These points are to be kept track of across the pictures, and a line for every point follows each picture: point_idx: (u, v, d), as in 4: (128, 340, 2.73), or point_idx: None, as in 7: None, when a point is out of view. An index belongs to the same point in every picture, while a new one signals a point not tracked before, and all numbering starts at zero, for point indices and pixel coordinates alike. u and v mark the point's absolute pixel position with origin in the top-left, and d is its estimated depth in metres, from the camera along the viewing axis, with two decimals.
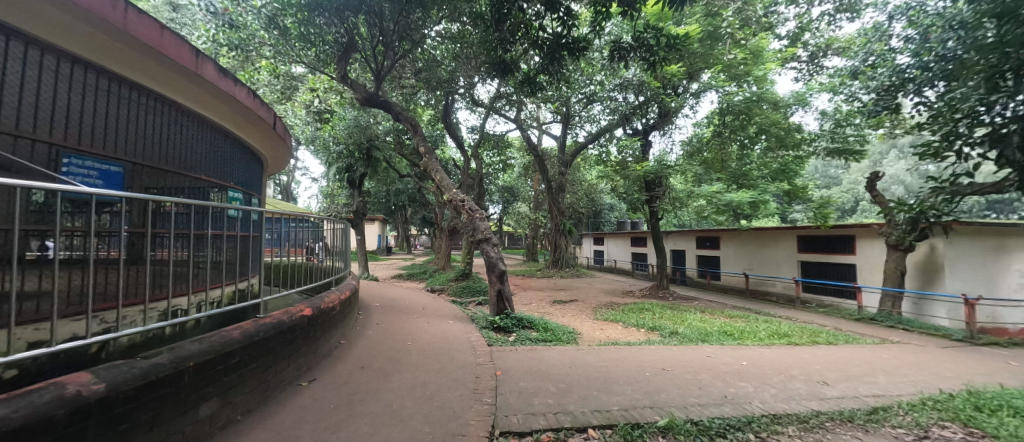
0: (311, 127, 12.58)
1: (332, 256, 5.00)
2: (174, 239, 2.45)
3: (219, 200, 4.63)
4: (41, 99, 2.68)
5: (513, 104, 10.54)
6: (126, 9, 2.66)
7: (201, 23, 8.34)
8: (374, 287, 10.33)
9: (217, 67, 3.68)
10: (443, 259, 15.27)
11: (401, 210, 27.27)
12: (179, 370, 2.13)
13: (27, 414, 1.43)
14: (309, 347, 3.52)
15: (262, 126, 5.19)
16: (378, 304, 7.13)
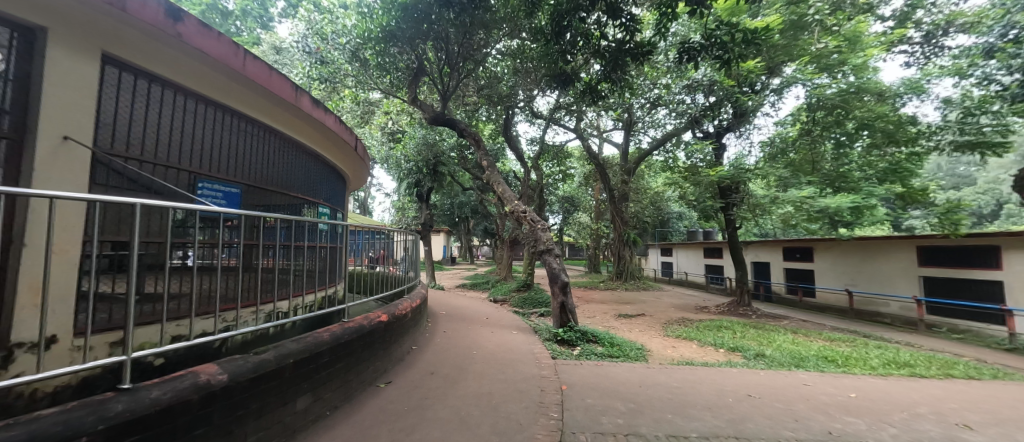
0: (386, 147, 13.80)
1: (404, 266, 5.37)
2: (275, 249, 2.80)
3: (310, 215, 5.22)
4: (191, 138, 3.33)
5: (573, 114, 10.51)
6: (245, 56, 3.28)
7: (299, 63, 9.70)
8: (441, 295, 10.83)
9: (313, 99, 4.28)
10: (505, 270, 15.52)
11: (464, 222, 28.44)
12: (281, 366, 2.41)
13: (171, 397, 1.77)
14: (385, 350, 3.78)
15: (347, 149, 5.87)
16: (445, 313, 7.45)
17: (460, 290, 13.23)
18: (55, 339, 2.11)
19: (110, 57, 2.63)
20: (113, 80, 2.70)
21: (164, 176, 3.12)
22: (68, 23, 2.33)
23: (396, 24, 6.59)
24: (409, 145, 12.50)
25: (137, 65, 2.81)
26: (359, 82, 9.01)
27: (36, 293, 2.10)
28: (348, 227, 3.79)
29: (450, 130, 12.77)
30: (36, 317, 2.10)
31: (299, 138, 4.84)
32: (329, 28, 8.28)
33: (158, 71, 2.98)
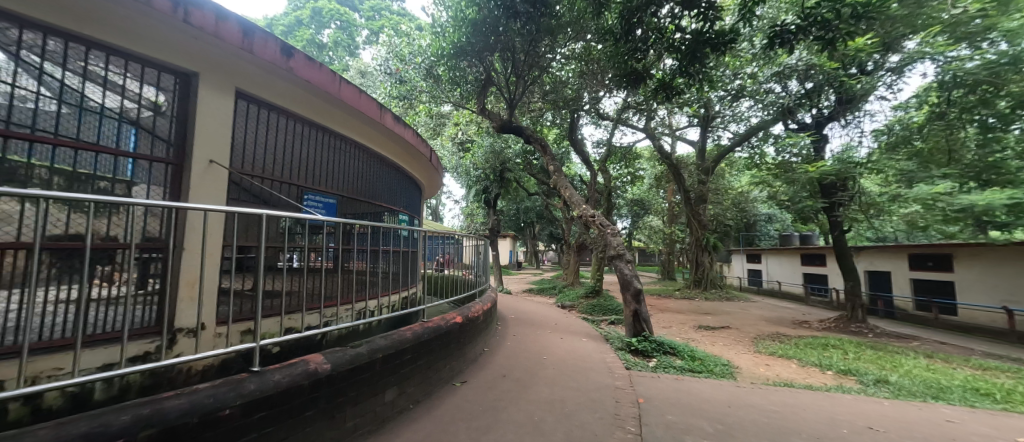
0: (456, 157, 14.57)
1: (476, 271, 5.57)
2: (359, 252, 3.09)
3: (390, 221, 5.66)
4: (306, 159, 3.89)
5: (643, 113, 10.07)
6: (341, 83, 3.83)
7: (382, 84, 10.75)
8: (509, 300, 11.00)
9: (393, 115, 4.77)
10: (573, 276, 15.28)
11: (528, 227, 28.71)
12: (372, 359, 2.66)
13: (287, 381, 2.12)
14: (460, 351, 3.94)
15: (424, 161, 6.37)
16: (513, 317, 7.56)
17: (528, 295, 13.32)
18: (204, 326, 2.58)
19: (242, 93, 3.21)
20: (244, 112, 3.28)
21: (283, 191, 3.66)
22: (209, 67, 2.92)
23: (466, 40, 6.96)
24: (477, 154, 12.90)
25: (261, 99, 3.37)
26: (432, 97, 9.61)
27: (191, 287, 2.59)
28: (421, 232, 3.98)
29: (516, 137, 13.01)
30: (191, 308, 2.59)
31: (386, 155, 5.37)
32: (407, 50, 9.03)
33: (278, 103, 3.53)
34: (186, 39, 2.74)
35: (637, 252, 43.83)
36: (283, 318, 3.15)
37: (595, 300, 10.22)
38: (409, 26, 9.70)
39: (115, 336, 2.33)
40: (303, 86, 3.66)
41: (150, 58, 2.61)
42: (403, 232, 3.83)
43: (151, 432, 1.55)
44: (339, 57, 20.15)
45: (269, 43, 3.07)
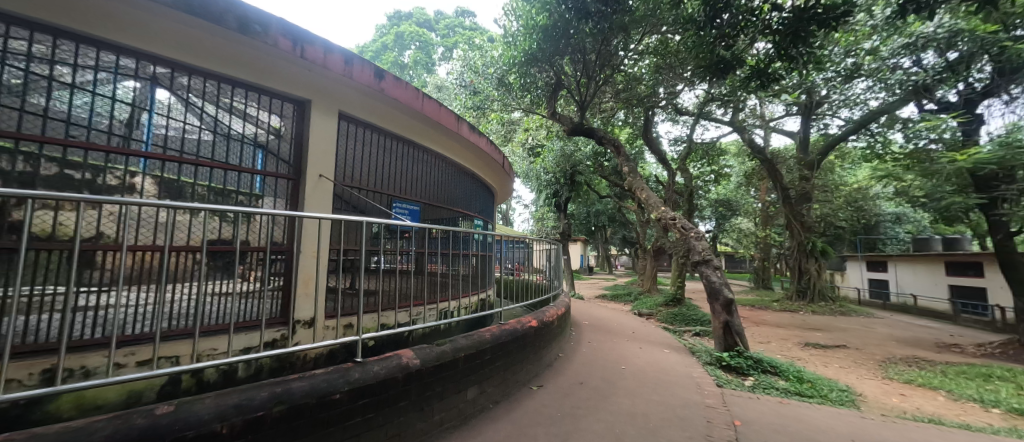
0: (526, 162, 14.83)
1: (550, 276, 5.56)
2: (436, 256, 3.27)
3: (466, 226, 5.86)
4: (396, 170, 4.31)
5: (729, 105, 9.21)
6: (424, 99, 4.20)
7: (458, 96, 11.42)
8: (582, 305, 10.77)
9: (470, 125, 5.05)
10: (650, 282, 14.44)
11: (599, 231, 27.93)
12: (456, 357, 2.80)
13: (383, 373, 2.35)
14: (536, 355, 3.96)
15: (497, 167, 6.61)
16: (588, 323, 7.39)
17: (602, 301, 12.92)
18: (316, 319, 2.99)
19: (345, 115, 3.69)
20: (347, 132, 3.78)
21: (378, 200, 4.05)
22: (320, 95, 3.44)
23: (538, 46, 7.07)
24: (547, 158, 12.86)
25: (361, 120, 3.84)
26: (503, 105, 9.92)
27: (305, 286, 3.03)
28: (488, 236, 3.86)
29: (586, 139, 12.76)
30: (307, 303, 3.02)
31: (464, 164, 5.68)
32: (481, 63, 9.48)
33: (374, 122, 3.98)
34: (302, 72, 3.30)
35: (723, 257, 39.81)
36: (378, 315, 3.51)
37: (677, 309, 9.52)
38: (482, 39, 10.18)
39: (254, 325, 2.82)
40: (393, 104, 4.09)
41: (275, 90, 3.19)
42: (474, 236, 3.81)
43: (282, 408, 1.90)
44: (418, 74, 21.89)
45: (365, 68, 3.52)
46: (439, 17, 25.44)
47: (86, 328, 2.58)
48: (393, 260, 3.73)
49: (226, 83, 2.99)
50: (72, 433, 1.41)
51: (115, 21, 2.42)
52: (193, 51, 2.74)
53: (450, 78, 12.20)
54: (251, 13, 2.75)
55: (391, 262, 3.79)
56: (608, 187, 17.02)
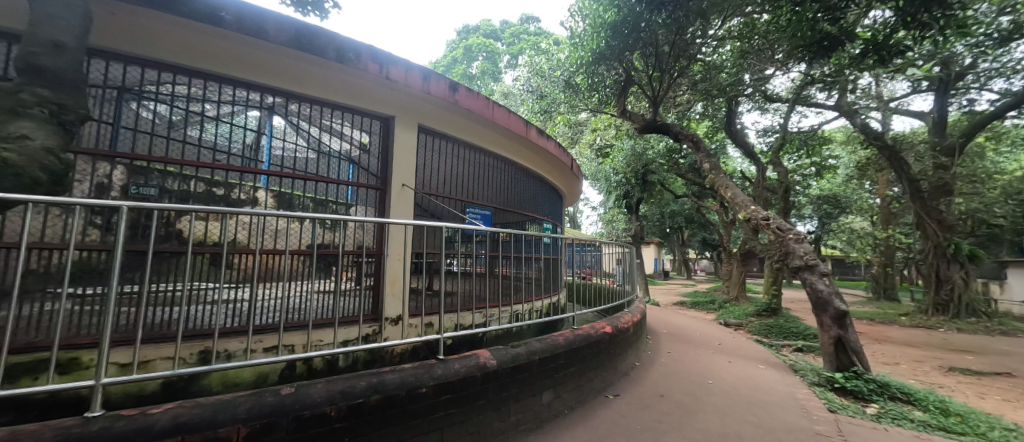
0: (594, 163, 14.51)
1: (623, 281, 5.34)
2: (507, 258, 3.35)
3: (533, 230, 5.63)
4: (470, 177, 4.51)
5: (834, 87, 8.03)
6: (494, 107, 4.35)
7: (525, 102, 11.65)
8: (659, 313, 10.12)
9: (538, 129, 5.09)
10: (736, 289, 13.06)
11: (673, 234, 26.13)
12: (530, 360, 2.83)
13: (462, 372, 2.44)
14: (611, 362, 3.82)
15: (564, 169, 6.54)
16: (666, 332, 6.95)
17: (680, 309, 12.02)
18: (400, 317, 3.25)
19: (424, 127, 3.97)
20: (426, 144, 4.05)
21: (452, 206, 4.25)
22: (402, 111, 3.73)
23: (607, 44, 6.91)
24: (617, 158, 12.36)
25: (438, 131, 4.08)
26: (570, 107, 9.86)
27: (391, 286, 3.33)
28: (559, 239, 3.79)
29: (660, 135, 12.04)
30: (394, 302, 3.31)
31: (532, 168, 5.72)
32: (547, 66, 9.56)
33: (449, 133, 4.21)
34: (387, 92, 3.62)
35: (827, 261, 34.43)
36: (456, 314, 3.71)
37: (771, 321, 8.47)
38: (547, 43, 10.23)
39: (353, 320, 3.16)
40: (466, 115, 4.30)
41: (365, 109, 3.54)
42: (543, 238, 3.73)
43: (378, 397, 2.09)
44: (485, 83, 22.77)
45: (440, 83, 3.76)
46: (504, 26, 26.22)
47: (230, 317, 3.15)
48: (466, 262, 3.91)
49: (326, 107, 3.41)
50: (223, 405, 1.73)
51: (245, 63, 2.96)
52: (300, 81, 3.20)
53: (516, 85, 12.46)
54: (344, 43, 3.14)
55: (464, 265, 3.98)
56: (684, 186, 15.84)
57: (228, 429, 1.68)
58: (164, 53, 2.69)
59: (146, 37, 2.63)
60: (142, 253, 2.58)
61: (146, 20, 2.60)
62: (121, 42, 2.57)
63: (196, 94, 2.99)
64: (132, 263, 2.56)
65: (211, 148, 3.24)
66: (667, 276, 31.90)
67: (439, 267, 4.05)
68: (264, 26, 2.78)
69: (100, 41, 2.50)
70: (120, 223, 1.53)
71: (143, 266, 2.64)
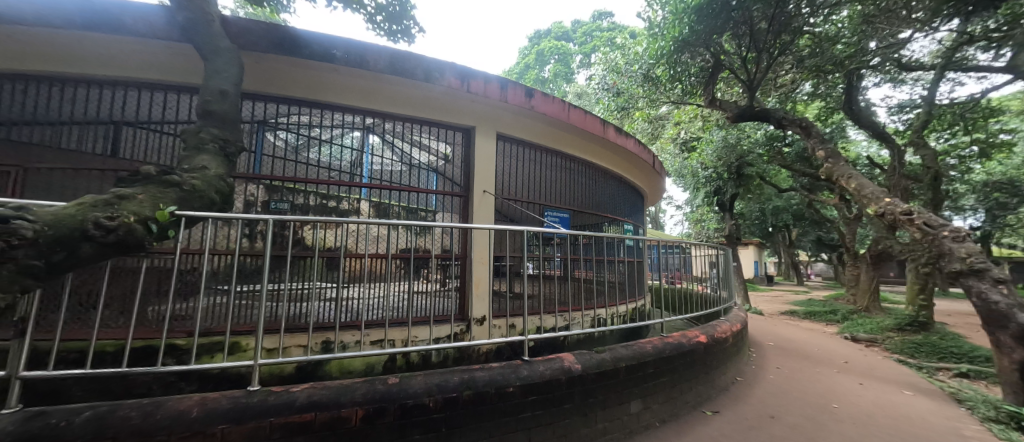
0: (679, 159, 13.50)
1: (718, 286, 4.84)
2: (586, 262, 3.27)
3: (612, 232, 5.43)
4: (547, 181, 4.53)
5: (1005, 43, 6.34)
6: (569, 109, 4.32)
7: (600, 100, 11.41)
8: (763, 323, 8.92)
9: (616, 128, 4.91)
10: (866, 297, 10.97)
11: (777, 233, 22.93)
12: (617, 367, 2.73)
13: (547, 375, 2.46)
14: (707, 374, 3.50)
15: (645, 167, 6.19)
16: (773, 345, 6.12)
17: (790, 319, 10.46)
18: (484, 318, 3.43)
19: (502, 135, 4.11)
20: (504, 150, 4.19)
21: (531, 210, 4.31)
22: (482, 121, 3.92)
23: (691, 29, 6.46)
24: (705, 152, 11.32)
25: (515, 138, 4.19)
26: (650, 101, 9.39)
27: (476, 288, 3.52)
28: (644, 242, 3.57)
29: (757, 123, 10.80)
30: (480, 303, 3.53)
31: (611, 168, 5.52)
32: (623, 62, 9.24)
33: (526, 138, 4.30)
34: (467, 104, 3.84)
35: (1003, 265, 26.80)
36: (536, 317, 3.80)
37: (919, 337, 6.89)
38: (623, 38, 9.90)
39: (445, 319, 3.42)
40: (542, 119, 4.34)
41: (448, 122, 3.80)
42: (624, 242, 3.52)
43: (470, 393, 2.21)
44: (558, 86, 22.87)
45: (517, 90, 3.88)
46: (576, 26, 25.98)
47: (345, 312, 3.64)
48: (543, 266, 3.96)
49: (415, 123, 3.76)
50: (343, 389, 2.01)
51: (350, 91, 3.42)
52: (394, 102, 3.57)
53: (590, 84, 12.24)
54: (430, 63, 3.42)
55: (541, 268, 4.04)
56: (790, 178, 13.80)
57: (349, 410, 1.94)
58: (292, 90, 3.25)
59: (280, 79, 3.21)
60: (280, 257, 3.13)
61: (279, 65, 3.17)
62: (262, 85, 3.18)
63: (314, 122, 3.55)
64: (276, 265, 3.14)
65: (325, 167, 3.80)
66: (770, 281, 28.05)
67: (519, 270, 4.17)
68: (365, 57, 3.19)
69: (250, 86, 3.12)
70: (266, 231, 1.88)
71: (281, 268, 3.20)
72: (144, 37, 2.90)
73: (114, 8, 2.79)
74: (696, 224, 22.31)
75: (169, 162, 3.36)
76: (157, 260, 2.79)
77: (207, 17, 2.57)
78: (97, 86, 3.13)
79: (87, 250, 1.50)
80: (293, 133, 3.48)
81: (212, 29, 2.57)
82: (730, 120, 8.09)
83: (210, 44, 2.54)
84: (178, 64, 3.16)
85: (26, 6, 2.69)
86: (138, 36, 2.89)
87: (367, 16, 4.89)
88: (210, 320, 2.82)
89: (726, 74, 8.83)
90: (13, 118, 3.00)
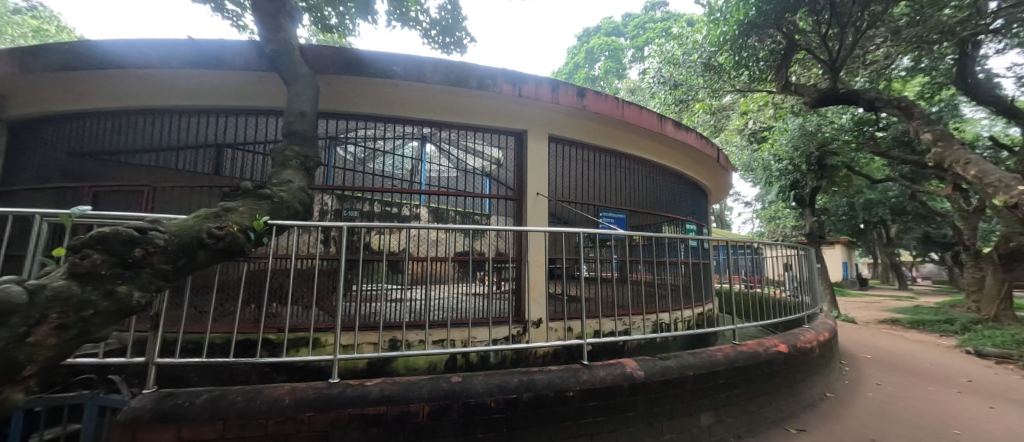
0: (747, 151, 12.45)
1: (799, 290, 4.36)
2: (645, 264, 3.12)
3: (671, 232, 5.14)
4: (600, 181, 4.41)
5: None
6: (623, 107, 4.18)
7: (656, 95, 10.93)
8: (856, 333, 7.84)
9: (675, 122, 4.66)
10: (994, 305, 9.23)
11: (869, 231, 20.13)
12: (684, 376, 2.58)
13: (608, 380, 2.39)
14: (789, 388, 3.17)
15: (709, 162, 5.79)
16: (871, 358, 5.36)
17: (892, 329, 9.08)
18: (539, 320, 3.45)
19: (553, 137, 4.10)
20: (555, 152, 4.17)
21: (585, 211, 4.24)
22: (533, 124, 3.95)
23: (758, 10, 5.99)
24: (778, 142, 10.28)
25: (567, 139, 4.16)
26: (712, 91, 8.82)
27: (532, 290, 3.55)
28: (710, 242, 3.31)
29: (841, 107, 9.63)
30: (536, 305, 3.56)
31: (670, 165, 5.25)
32: (681, 53, 8.78)
33: (578, 139, 4.25)
34: (519, 109, 3.89)
35: None
36: (593, 321, 3.74)
37: None
38: (679, 27, 9.42)
39: (504, 320, 3.49)
40: (595, 118, 4.26)
41: (500, 128, 3.88)
42: (688, 243, 3.31)
43: (530, 395, 2.22)
44: (610, 83, 22.30)
45: (568, 91, 3.85)
46: (628, 20, 25.15)
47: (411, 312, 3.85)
48: (599, 268, 3.88)
49: (468, 130, 3.89)
50: (411, 385, 2.12)
51: (409, 103, 3.64)
52: (448, 111, 3.72)
53: (645, 79, 11.79)
54: (482, 71, 3.53)
55: (597, 271, 3.96)
56: (886, 167, 12.03)
57: (417, 406, 2.04)
58: (359, 106, 3.54)
59: (349, 97, 3.52)
60: (353, 261, 3.41)
61: (348, 85, 3.47)
62: (334, 104, 3.51)
63: (378, 134, 3.83)
64: (351, 268, 3.42)
65: (387, 176, 4.07)
66: (863, 285, 24.57)
67: (574, 273, 4.12)
68: (422, 71, 3.37)
69: (324, 106, 3.46)
70: (340, 237, 2.07)
71: (354, 272, 3.49)
72: (239, 69, 3.32)
73: (216, 47, 3.24)
74: (769, 222, 20.33)
75: (262, 177, 3.82)
76: (255, 263, 3.20)
77: (288, 48, 2.88)
78: (208, 114, 3.68)
79: (201, 256, 1.74)
80: (359, 147, 3.78)
81: (292, 57, 2.87)
82: (808, 106, 7.32)
83: (292, 71, 2.84)
84: (265, 91, 3.57)
85: (155, 54, 3.24)
86: (235, 69, 3.31)
87: (422, 32, 5.18)
88: (296, 318, 3.15)
89: (803, 55, 7.98)
90: (154, 146, 3.67)
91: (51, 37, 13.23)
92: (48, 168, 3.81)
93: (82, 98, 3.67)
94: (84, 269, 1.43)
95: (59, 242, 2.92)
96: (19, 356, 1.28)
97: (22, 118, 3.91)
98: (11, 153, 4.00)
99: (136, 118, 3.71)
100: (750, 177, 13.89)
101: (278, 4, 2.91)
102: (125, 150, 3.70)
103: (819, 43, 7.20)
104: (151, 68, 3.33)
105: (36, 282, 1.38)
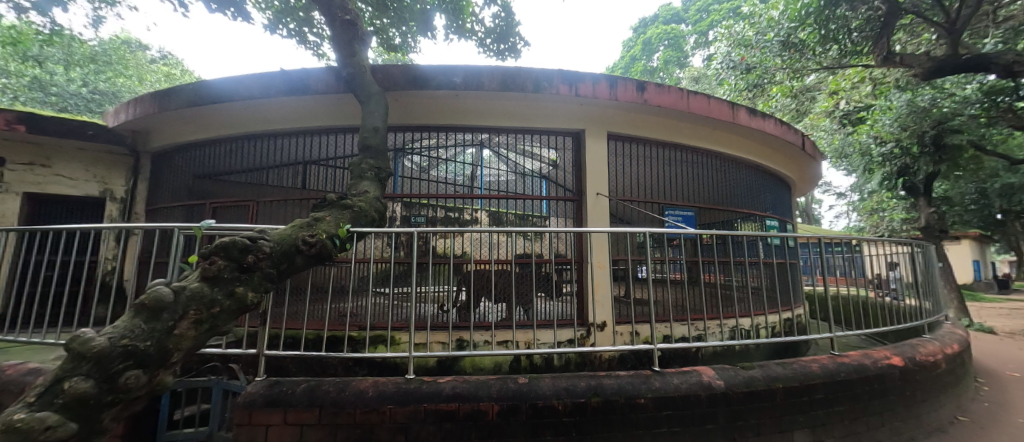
0: (838, 136, 10.98)
1: (915, 294, 3.71)
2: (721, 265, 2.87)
3: (747, 228, 4.66)
4: (663, 177, 4.19)
5: None
6: (688, 98, 3.93)
7: (724, 82, 10.16)
8: (998, 345, 6.48)
9: (748, 109, 4.26)
10: None
11: (1010, 223, 16.58)
12: (771, 388, 2.34)
13: (682, 389, 2.26)
14: (906, 407, 2.72)
15: (792, 150, 5.19)
16: (1020, 377, 4.39)
17: None
18: (603, 324, 3.39)
19: (611, 135, 3.99)
20: (614, 150, 4.04)
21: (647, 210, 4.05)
22: (591, 123, 3.89)
23: None
24: (879, 122, 8.92)
25: (625, 135, 4.02)
26: (792, 71, 7.99)
27: (596, 291, 3.52)
28: (798, 239, 2.96)
29: (962, 75, 8.17)
30: (600, 309, 3.51)
31: (745, 156, 4.81)
32: (752, 34, 8.08)
33: (638, 135, 4.08)
34: (576, 108, 3.85)
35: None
36: (659, 325, 3.59)
37: None
38: (750, 5, 8.69)
39: (568, 323, 3.49)
40: (657, 112, 4.05)
41: (556, 129, 3.87)
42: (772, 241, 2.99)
43: (599, 400, 2.16)
44: (670, 73, 21.10)
45: (627, 86, 3.71)
46: (689, 4, 23.67)
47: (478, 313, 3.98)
48: (665, 270, 3.70)
49: (525, 133, 3.94)
50: (480, 384, 2.19)
51: (468, 112, 3.79)
52: (505, 117, 3.82)
53: (711, 66, 10.98)
54: (539, 74, 3.55)
55: (663, 272, 3.77)
56: None
57: (487, 404, 2.11)
58: (422, 118, 3.78)
59: (414, 110, 3.77)
60: (422, 264, 3.63)
61: (413, 99, 3.72)
62: (402, 118, 3.79)
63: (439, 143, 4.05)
64: (420, 271, 3.64)
65: (448, 183, 4.26)
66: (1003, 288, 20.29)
67: (638, 275, 3.97)
68: (480, 80, 3.49)
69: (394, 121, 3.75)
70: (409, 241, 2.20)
71: (424, 275, 3.71)
72: (321, 93, 3.69)
73: (303, 75, 3.64)
74: (871, 215, 17.66)
75: (341, 189, 4.23)
76: (339, 267, 3.54)
77: (362, 70, 3.13)
78: (296, 135, 4.15)
79: (299, 261, 1.97)
80: (423, 156, 4.03)
81: (366, 78, 3.12)
82: (920, 78, 6.27)
83: (365, 92, 3.10)
84: (342, 110, 3.92)
85: (255, 85, 3.74)
86: (318, 94, 3.69)
87: (477, 41, 5.35)
88: (375, 317, 3.43)
89: (910, 20, 6.89)
90: (255, 166, 4.24)
91: (178, 80, 15.91)
92: (180, 188, 4.60)
93: (203, 128, 4.38)
94: (212, 273, 1.70)
95: (189, 250, 3.52)
96: (170, 345, 1.54)
97: (160, 148, 4.78)
98: (155, 177, 4.91)
99: (241, 143, 4.31)
100: (843, 164, 12.20)
101: (351, 31, 3.18)
102: (234, 170, 4.33)
103: (930, 4, 6.18)
104: (252, 99, 3.84)
105: (179, 284, 1.66)
